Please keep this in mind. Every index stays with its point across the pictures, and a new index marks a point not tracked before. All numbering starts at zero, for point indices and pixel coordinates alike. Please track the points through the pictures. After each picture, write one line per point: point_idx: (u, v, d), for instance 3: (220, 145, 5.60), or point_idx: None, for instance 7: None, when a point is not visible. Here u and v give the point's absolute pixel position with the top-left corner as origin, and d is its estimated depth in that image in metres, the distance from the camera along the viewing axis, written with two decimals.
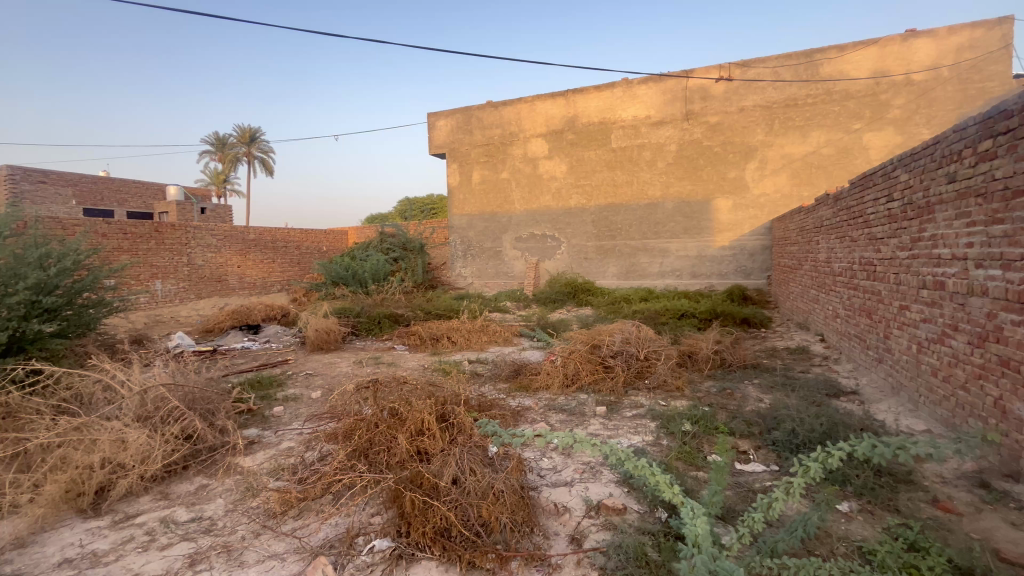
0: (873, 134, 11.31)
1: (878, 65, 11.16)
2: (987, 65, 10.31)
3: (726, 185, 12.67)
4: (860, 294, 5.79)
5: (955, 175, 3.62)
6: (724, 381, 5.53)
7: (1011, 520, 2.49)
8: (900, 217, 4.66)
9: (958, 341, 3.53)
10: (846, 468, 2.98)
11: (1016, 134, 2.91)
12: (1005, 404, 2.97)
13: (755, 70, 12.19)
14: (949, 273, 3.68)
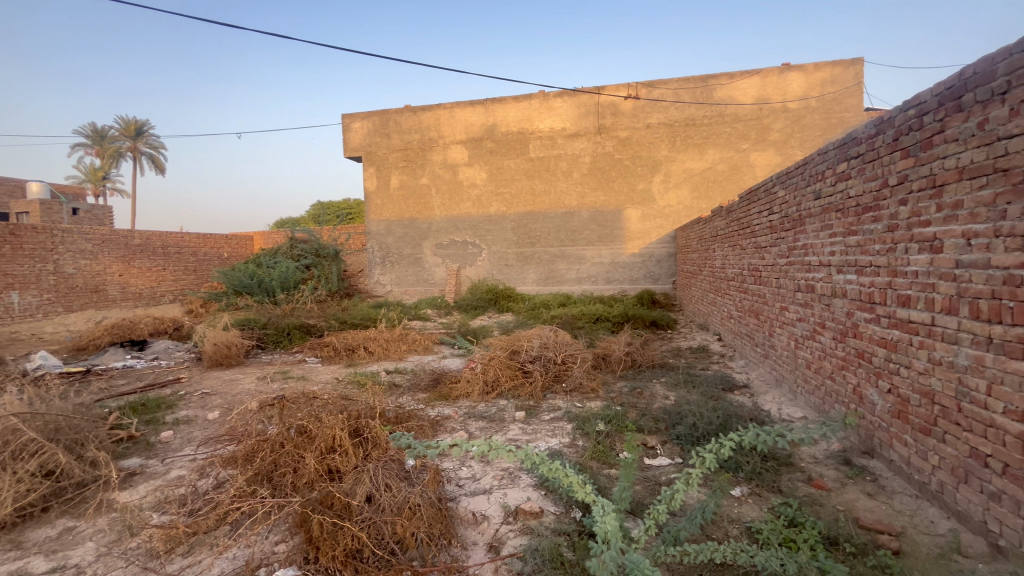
0: (758, 154, 12.69)
1: (760, 93, 12.55)
2: (845, 98, 12.02)
3: (635, 196, 13.52)
4: (749, 296, 6.43)
5: (820, 192, 4.15)
6: (635, 381, 5.85)
7: (867, 491, 2.88)
8: (779, 229, 5.24)
9: (825, 337, 4.04)
10: (738, 456, 3.27)
11: (863, 159, 3.40)
12: (861, 391, 3.44)
13: (659, 91, 13.17)
14: (817, 278, 4.21)
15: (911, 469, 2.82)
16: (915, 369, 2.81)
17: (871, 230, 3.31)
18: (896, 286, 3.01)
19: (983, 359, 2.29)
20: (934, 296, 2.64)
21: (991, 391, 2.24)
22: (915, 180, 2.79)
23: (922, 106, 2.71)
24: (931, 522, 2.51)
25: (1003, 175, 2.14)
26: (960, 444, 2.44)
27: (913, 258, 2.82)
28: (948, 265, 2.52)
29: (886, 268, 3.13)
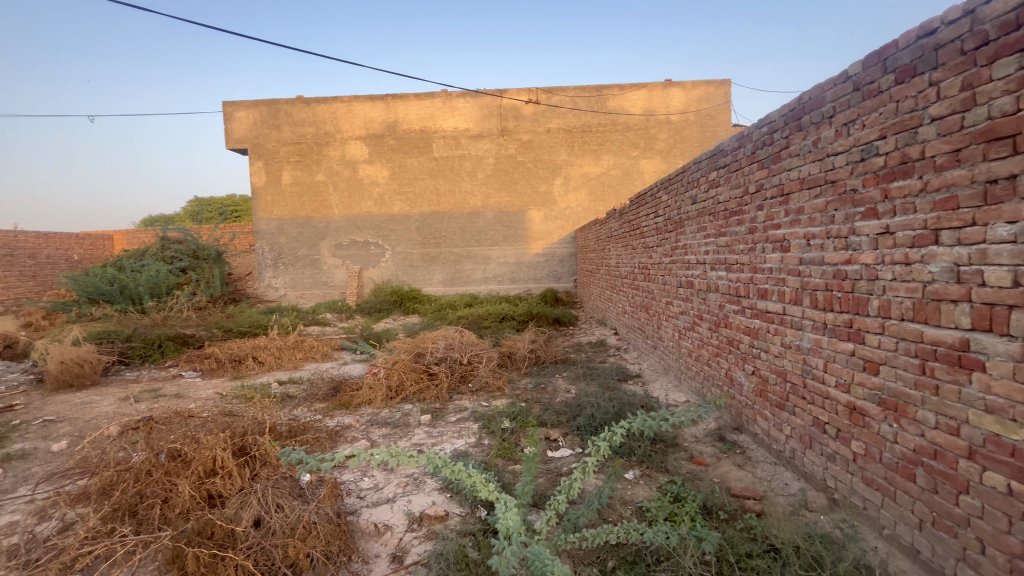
0: (647, 161, 13.78)
1: (647, 105, 13.65)
2: (717, 114, 13.54)
3: (538, 198, 13.95)
4: (640, 292, 6.95)
5: (695, 197, 4.61)
6: (539, 377, 6.04)
7: (738, 463, 3.26)
8: (663, 230, 5.73)
9: (702, 328, 4.50)
10: (631, 441, 3.52)
11: (729, 169, 3.83)
12: (732, 374, 3.88)
13: (557, 97, 13.74)
14: (696, 275, 4.66)
15: (771, 440, 3.24)
16: (772, 353, 3.23)
17: (736, 231, 3.74)
18: (757, 281, 3.43)
19: (821, 342, 2.70)
20: (784, 288, 3.06)
21: (827, 368, 2.64)
22: (769, 189, 3.21)
23: (773, 124, 3.12)
24: (786, 484, 2.91)
25: (832, 186, 2.53)
26: (806, 415, 2.86)
27: (768, 257, 3.24)
28: (794, 262, 2.93)
29: (749, 265, 3.56)
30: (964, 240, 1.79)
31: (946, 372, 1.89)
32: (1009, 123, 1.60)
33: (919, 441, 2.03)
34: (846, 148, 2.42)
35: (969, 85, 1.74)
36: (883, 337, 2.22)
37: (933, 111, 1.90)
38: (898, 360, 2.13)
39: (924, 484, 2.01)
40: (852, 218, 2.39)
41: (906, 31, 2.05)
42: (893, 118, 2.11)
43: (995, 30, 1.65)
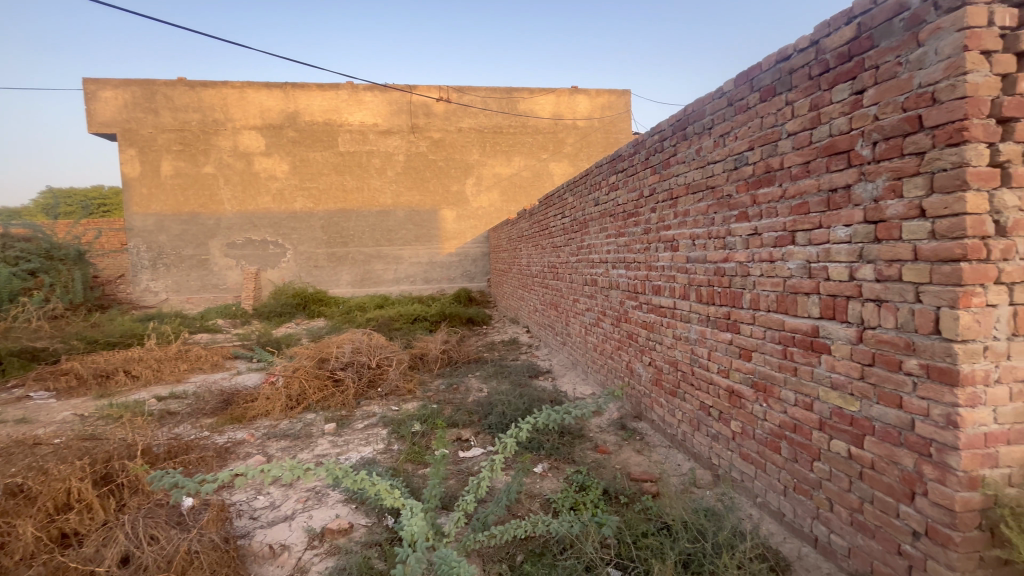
0: (556, 164, 14.34)
1: (555, 110, 14.18)
2: (619, 122, 14.56)
3: (450, 197, 13.84)
4: (550, 290, 7.17)
5: (598, 200, 4.85)
6: (451, 377, 5.99)
7: (637, 449, 3.48)
8: (569, 231, 5.97)
9: (605, 323, 4.75)
10: (539, 436, 3.61)
11: (626, 173, 4.08)
12: (631, 365, 4.14)
13: (468, 97, 13.73)
14: (599, 273, 4.90)
15: (665, 425, 3.51)
16: (666, 345, 3.49)
17: (633, 232, 3.99)
18: (651, 278, 3.69)
19: (704, 333, 2.97)
20: (674, 284, 3.32)
21: (710, 356, 2.91)
22: (660, 193, 3.46)
23: (663, 133, 3.36)
24: (678, 464, 3.16)
25: (712, 191, 2.79)
26: (694, 400, 3.13)
27: (661, 256, 3.50)
28: (682, 260, 3.20)
29: (644, 263, 3.81)
30: (813, 240, 2.05)
31: (801, 356, 2.16)
32: (845, 140, 1.87)
33: (782, 418, 2.30)
34: (723, 157, 2.68)
35: (816, 106, 2.01)
36: (754, 326, 2.49)
37: (789, 127, 2.17)
38: (766, 347, 2.40)
39: (787, 455, 2.29)
40: (728, 221, 2.66)
41: (767, 56, 2.32)
42: (759, 132, 2.37)
43: (834, 60, 1.92)
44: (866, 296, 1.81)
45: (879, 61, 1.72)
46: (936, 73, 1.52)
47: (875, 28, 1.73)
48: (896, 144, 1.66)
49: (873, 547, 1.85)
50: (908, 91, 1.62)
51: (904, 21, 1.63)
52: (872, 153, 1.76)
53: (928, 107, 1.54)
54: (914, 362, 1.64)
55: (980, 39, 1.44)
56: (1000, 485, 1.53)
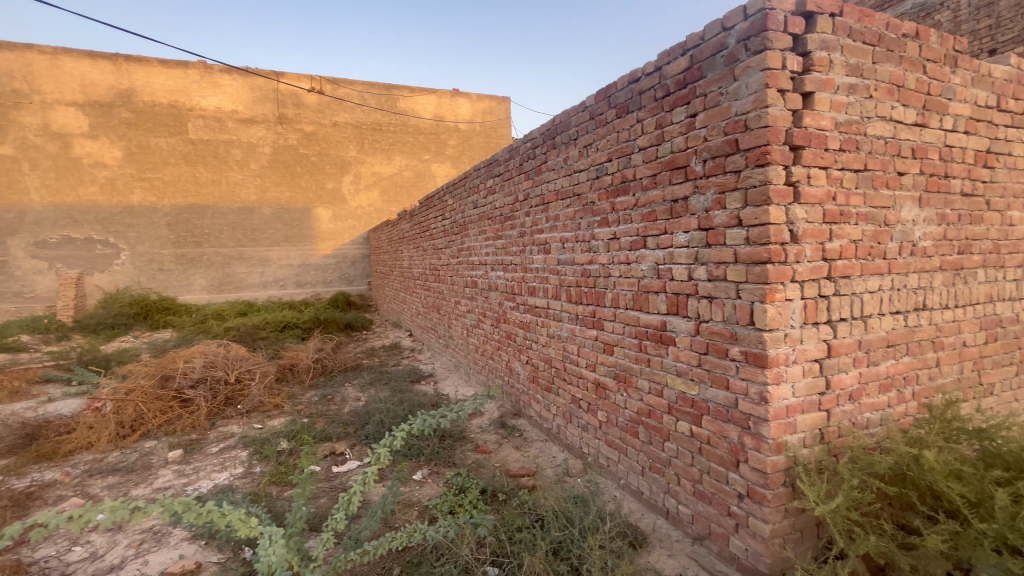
0: (438, 165, 14.33)
1: (437, 111, 14.16)
2: (498, 127, 15.19)
3: (325, 195, 12.96)
4: (431, 293, 7.09)
5: (476, 202, 4.90)
6: (326, 388, 5.58)
7: (515, 445, 3.59)
8: (449, 232, 5.96)
9: (486, 324, 4.83)
10: (418, 442, 3.54)
11: (502, 177, 4.19)
12: (510, 364, 4.26)
13: (344, 90, 13.01)
14: (479, 275, 4.96)
15: (542, 419, 3.68)
16: (541, 343, 3.65)
17: (510, 235, 4.11)
18: (527, 279, 3.84)
19: (574, 330, 3.16)
20: (547, 285, 3.48)
21: (580, 352, 3.10)
22: (533, 198, 3.61)
23: (534, 140, 3.51)
24: (553, 456, 3.32)
25: (578, 198, 2.99)
26: (566, 394, 3.32)
27: (535, 258, 3.65)
28: (554, 262, 3.36)
29: (521, 265, 3.94)
30: (660, 245, 2.30)
31: (653, 348, 2.40)
32: (683, 157, 2.12)
33: (639, 405, 2.54)
34: (586, 166, 2.88)
35: (660, 125, 2.25)
36: (615, 322, 2.71)
37: (640, 143, 2.40)
38: (625, 341, 2.63)
39: (644, 438, 2.53)
40: (592, 226, 2.86)
41: (621, 76, 2.54)
42: (616, 145, 2.59)
43: (673, 85, 2.17)
44: (701, 294, 2.07)
45: (707, 89, 1.99)
46: (747, 104, 1.79)
47: (703, 61, 2.00)
48: (720, 163, 1.93)
49: (710, 512, 2.13)
50: (727, 118, 1.89)
51: (724, 57, 1.90)
52: (703, 169, 2.02)
53: (742, 133, 1.82)
54: (737, 350, 1.91)
55: (777, 79, 1.73)
56: (797, 448, 1.86)
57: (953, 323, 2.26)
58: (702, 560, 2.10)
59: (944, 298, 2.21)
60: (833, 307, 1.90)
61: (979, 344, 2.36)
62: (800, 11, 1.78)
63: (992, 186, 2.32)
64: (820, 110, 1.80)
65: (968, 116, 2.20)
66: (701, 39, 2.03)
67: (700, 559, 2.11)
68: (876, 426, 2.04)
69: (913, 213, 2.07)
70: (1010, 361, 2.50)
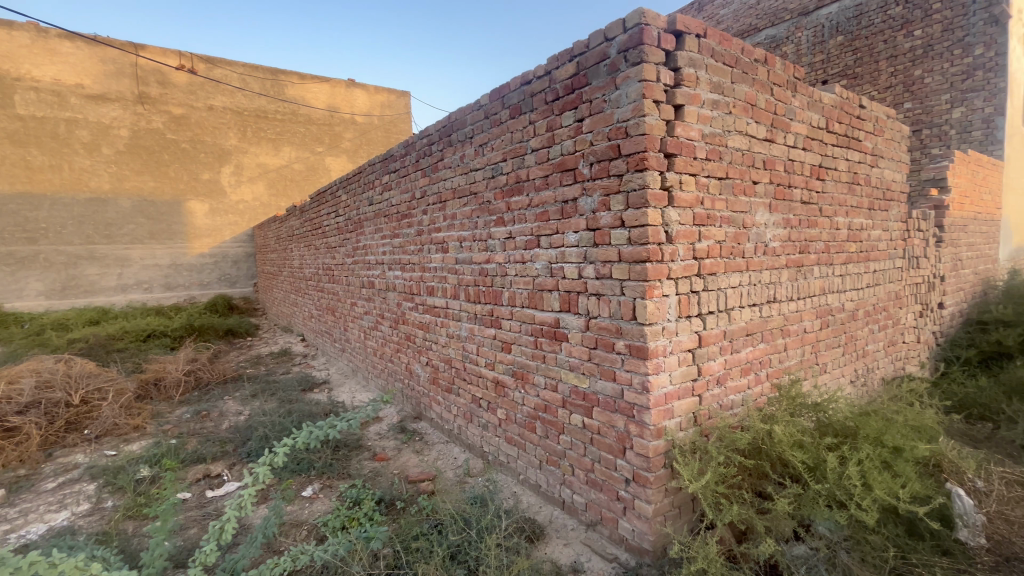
0: (333, 159, 13.54)
1: (330, 100, 13.36)
2: (398, 122, 14.80)
3: (199, 187, 11.55)
4: (325, 295, 6.66)
5: (371, 199, 4.68)
6: (200, 403, 4.96)
7: (415, 449, 3.50)
8: (344, 230, 5.62)
9: (384, 326, 4.65)
10: (309, 455, 3.29)
11: (398, 174, 4.05)
12: (410, 366, 4.13)
13: (221, 71, 11.71)
14: (376, 275, 4.75)
15: (443, 421, 3.62)
16: (440, 344, 3.59)
17: (407, 233, 3.98)
18: (425, 279, 3.75)
19: (474, 329, 3.14)
20: (446, 285, 3.43)
21: (479, 351, 3.10)
22: (430, 196, 3.53)
23: (430, 137, 3.44)
24: (454, 458, 3.29)
25: (475, 197, 2.97)
26: (466, 394, 3.30)
27: (433, 257, 3.58)
28: (452, 261, 3.32)
29: (419, 265, 3.84)
30: (553, 244, 2.37)
31: (548, 345, 2.47)
32: (571, 160, 2.20)
33: (536, 401, 2.60)
34: (482, 165, 2.88)
35: (550, 128, 2.31)
36: (512, 321, 2.74)
37: (532, 144, 2.45)
38: (522, 339, 2.67)
39: (541, 433, 2.59)
40: (489, 225, 2.87)
41: (513, 77, 2.57)
42: (510, 146, 2.62)
43: (562, 90, 2.24)
44: (590, 291, 2.17)
45: (592, 96, 2.08)
46: (627, 112, 1.90)
47: (588, 68, 2.08)
48: (604, 167, 2.04)
49: (601, 498, 2.24)
50: (610, 124, 1.99)
51: (606, 66, 2.00)
52: (590, 172, 2.11)
53: (624, 139, 1.93)
54: (622, 343, 2.03)
55: (652, 91, 1.86)
56: (675, 431, 2.03)
57: (797, 312, 2.62)
58: (595, 545, 2.21)
59: (790, 291, 2.55)
60: (703, 302, 2.09)
61: (816, 329, 2.77)
62: (671, 29, 1.93)
63: (823, 196, 2.73)
64: (689, 122, 1.97)
65: (805, 135, 2.56)
66: (586, 48, 2.12)
67: (592, 544, 2.22)
68: (738, 407, 2.30)
69: (765, 218, 2.36)
70: (838, 343, 2.97)
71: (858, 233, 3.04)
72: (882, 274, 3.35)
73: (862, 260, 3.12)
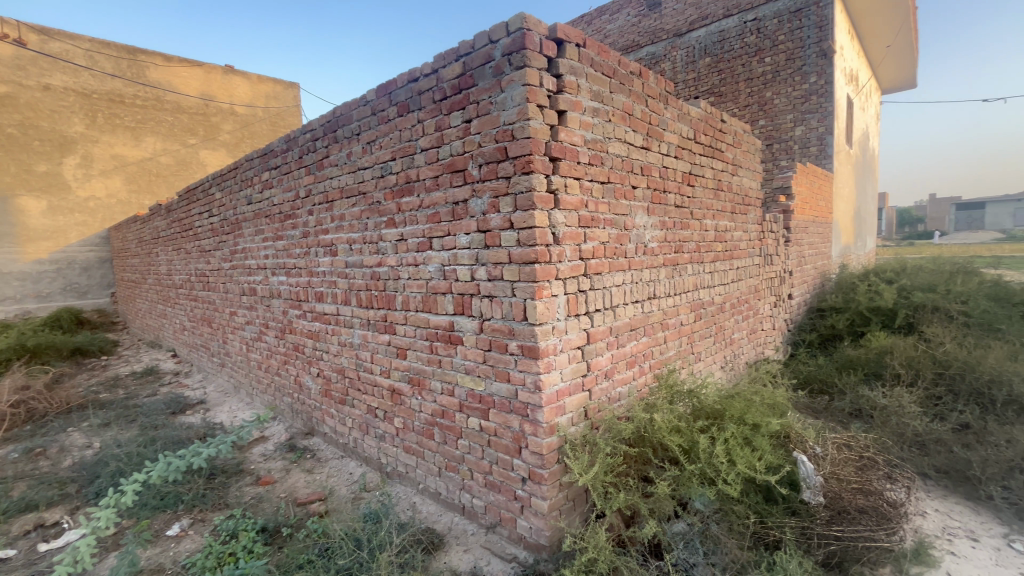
0: (208, 152, 12.16)
1: (204, 88, 11.99)
2: (285, 115, 13.75)
3: (33, 180, 9.68)
4: (199, 305, 5.94)
5: (250, 198, 4.26)
6: (34, 440, 4.14)
7: (306, 468, 3.24)
8: (219, 231, 5.05)
9: (269, 337, 4.25)
10: (176, 486, 2.89)
11: (280, 170, 3.72)
12: (300, 379, 3.82)
13: (59, 44, 9.92)
14: (257, 282, 4.33)
15: (337, 436, 3.40)
16: (332, 353, 3.37)
17: (292, 235, 3.67)
18: (313, 284, 3.49)
19: (367, 336, 2.98)
20: (336, 290, 3.22)
21: (374, 359, 2.95)
22: (315, 195, 3.30)
23: (314, 132, 3.21)
24: (350, 473, 3.11)
25: (363, 197, 2.82)
26: (361, 405, 3.12)
27: (321, 260, 3.34)
28: (341, 264, 3.12)
29: (306, 269, 3.57)
30: (445, 246, 2.32)
31: (443, 349, 2.41)
32: (461, 160, 2.17)
33: (433, 407, 2.53)
34: (370, 163, 2.74)
35: (439, 127, 2.27)
36: (407, 326, 2.65)
37: (421, 143, 2.38)
38: (417, 344, 2.59)
39: (439, 439, 2.54)
40: (379, 227, 2.74)
41: (400, 73, 2.48)
42: (399, 144, 2.52)
43: (449, 89, 2.21)
44: (482, 293, 2.16)
45: (479, 97, 2.07)
46: (513, 115, 1.92)
47: (474, 68, 2.08)
48: (492, 168, 2.04)
49: (499, 500, 2.24)
50: (497, 126, 2.00)
51: (492, 68, 2.01)
52: (479, 174, 2.10)
53: (510, 142, 1.94)
54: (514, 344, 2.04)
55: (535, 95, 1.90)
56: (566, 427, 2.09)
57: (673, 307, 2.85)
58: (494, 547, 2.21)
59: (667, 288, 2.77)
60: (590, 300, 2.18)
61: (690, 322, 3.04)
62: (552, 36, 1.99)
63: (693, 201, 3.01)
64: (572, 128, 2.04)
65: (676, 144, 2.79)
66: (471, 48, 2.12)
67: (492, 546, 2.22)
68: (624, 398, 2.44)
69: (644, 221, 2.53)
70: (709, 334, 3.30)
71: (722, 234, 3.40)
72: (744, 270, 3.79)
73: (727, 259, 3.49)
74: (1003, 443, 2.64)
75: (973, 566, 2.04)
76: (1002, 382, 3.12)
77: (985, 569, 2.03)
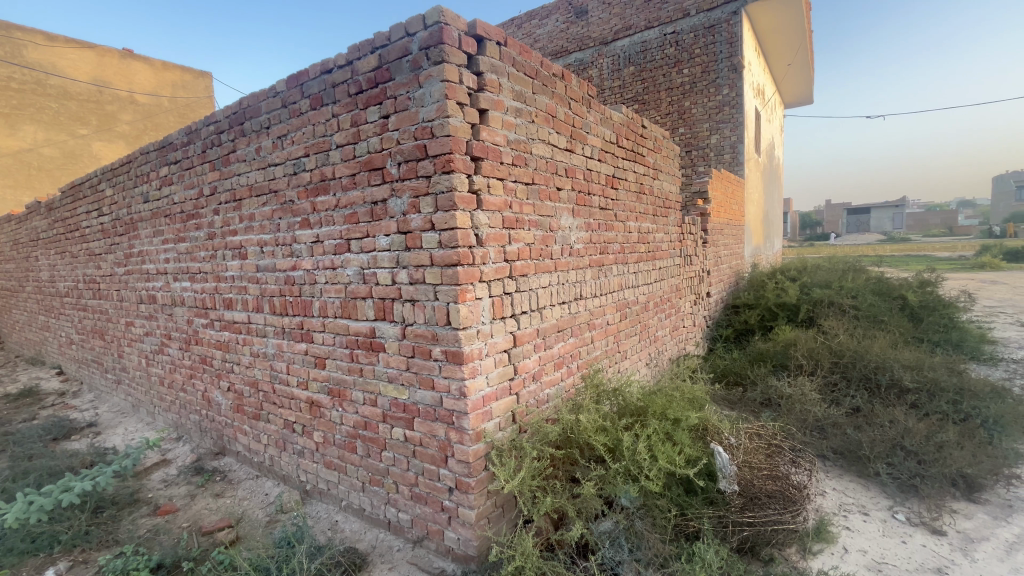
0: (102, 144, 10.90)
1: (96, 72, 10.78)
2: (195, 106, 12.81)
3: None
4: (89, 315, 5.28)
5: (147, 195, 3.82)
6: None
7: (214, 492, 2.96)
8: (111, 233, 4.51)
9: (172, 349, 3.84)
10: (53, 525, 2.52)
11: (180, 166, 3.38)
12: (208, 395, 3.48)
13: None
14: (157, 288, 3.91)
15: (251, 454, 3.13)
16: (243, 365, 3.10)
17: (195, 236, 3.34)
18: (220, 290, 3.20)
19: (282, 345, 2.77)
20: (246, 297, 2.97)
21: (290, 370, 2.74)
22: (221, 192, 3.01)
23: (217, 124, 2.94)
24: (265, 494, 2.87)
25: (275, 195, 2.61)
26: (277, 420, 2.90)
27: (228, 264, 3.07)
28: (252, 268, 2.88)
29: (212, 274, 3.26)
30: (364, 248, 2.20)
31: (364, 357, 2.28)
32: (378, 158, 2.06)
33: (355, 419, 2.39)
34: (282, 160, 2.55)
35: (355, 122, 2.14)
36: (325, 333, 2.48)
37: (336, 139, 2.24)
38: (336, 352, 2.43)
39: (362, 453, 2.40)
40: (293, 228, 2.55)
41: (312, 64, 2.33)
42: (313, 139, 2.36)
43: (365, 83, 2.10)
44: (404, 297, 2.06)
45: (396, 92, 1.98)
46: (432, 112, 1.85)
47: (391, 62, 1.98)
48: (412, 167, 1.95)
49: (426, 512, 2.16)
50: (416, 123, 1.92)
51: (410, 63, 1.93)
52: (398, 173, 2.00)
53: (430, 140, 1.87)
54: (438, 350, 1.97)
55: (455, 92, 1.84)
56: (493, 433, 2.04)
57: (600, 307, 2.90)
58: (421, 561, 2.12)
59: (593, 288, 2.81)
60: (515, 303, 2.15)
61: (616, 321, 3.11)
62: (472, 33, 1.95)
63: (617, 203, 3.08)
64: (493, 128, 2.00)
65: (599, 147, 2.84)
66: (388, 41, 2.02)
67: (419, 562, 2.12)
68: (552, 400, 2.43)
69: (568, 222, 2.55)
70: (635, 332, 3.41)
71: (645, 236, 3.52)
72: (666, 270, 3.96)
73: (649, 259, 3.62)
74: (886, 424, 2.96)
75: (864, 538, 2.24)
76: (885, 368, 3.50)
77: (874, 540, 2.23)
